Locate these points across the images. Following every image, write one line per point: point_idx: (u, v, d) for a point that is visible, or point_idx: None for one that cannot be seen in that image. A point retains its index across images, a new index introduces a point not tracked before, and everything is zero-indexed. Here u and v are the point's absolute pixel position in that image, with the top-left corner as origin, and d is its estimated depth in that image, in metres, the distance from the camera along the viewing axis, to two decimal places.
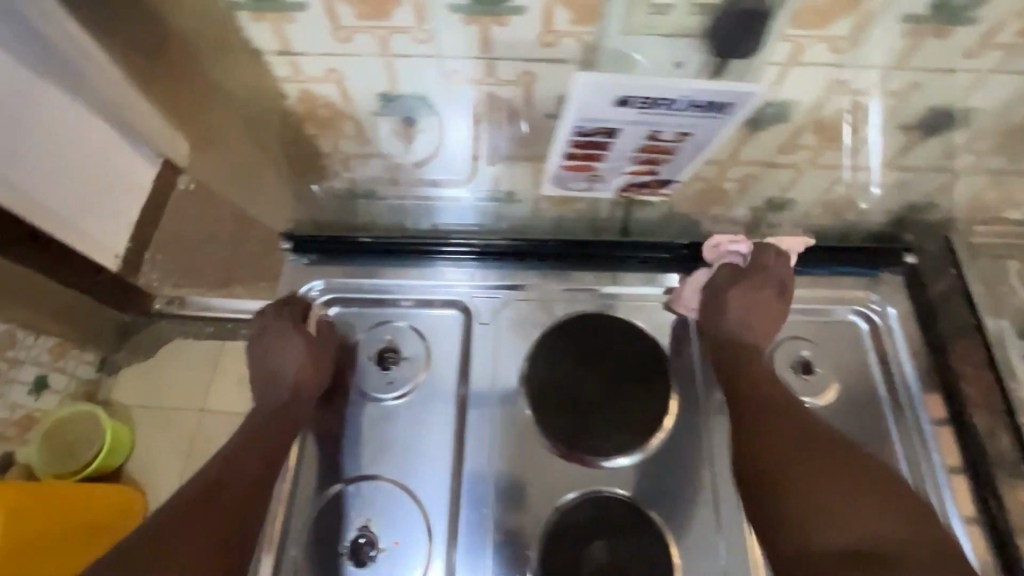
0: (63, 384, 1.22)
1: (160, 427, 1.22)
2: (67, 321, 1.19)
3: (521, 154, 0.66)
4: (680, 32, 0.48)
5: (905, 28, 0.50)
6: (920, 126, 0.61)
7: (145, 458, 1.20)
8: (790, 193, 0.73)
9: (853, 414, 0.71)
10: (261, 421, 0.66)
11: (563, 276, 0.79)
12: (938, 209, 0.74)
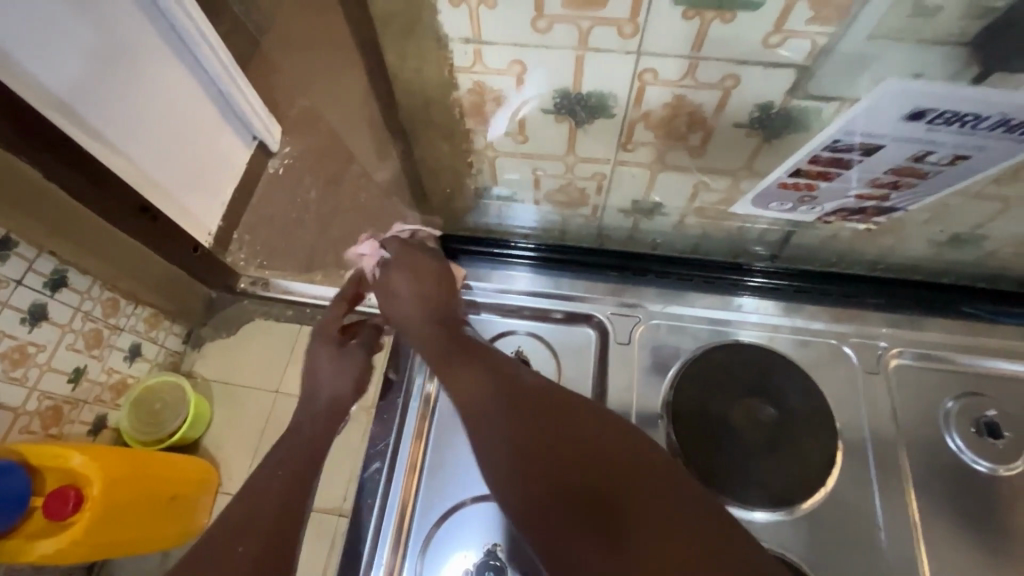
0: (154, 353, 1.23)
1: (236, 403, 1.23)
2: (160, 293, 1.21)
3: (686, 165, 0.61)
4: (936, 41, 0.42)
5: None
6: None
7: (221, 431, 1.21)
8: (984, 229, 0.64)
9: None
10: (295, 430, 0.67)
11: (696, 297, 0.73)
12: None
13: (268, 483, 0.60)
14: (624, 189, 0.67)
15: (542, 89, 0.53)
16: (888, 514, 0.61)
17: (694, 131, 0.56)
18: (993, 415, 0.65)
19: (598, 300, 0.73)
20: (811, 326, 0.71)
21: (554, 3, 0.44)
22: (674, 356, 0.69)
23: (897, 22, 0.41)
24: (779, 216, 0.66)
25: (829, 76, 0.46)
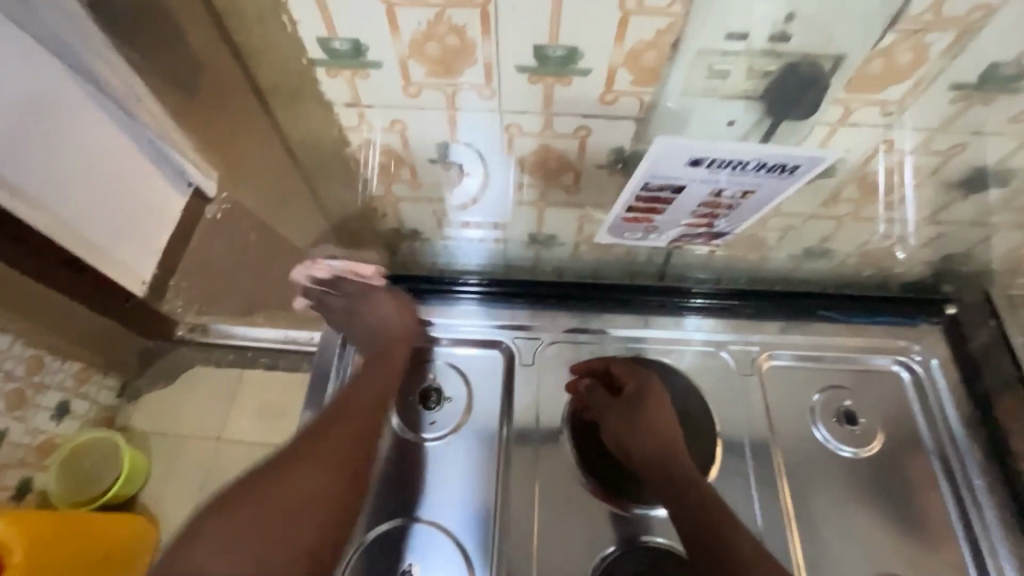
0: (83, 410, 1.20)
1: (173, 454, 1.21)
2: (89, 348, 1.19)
3: (568, 202, 0.68)
4: (729, 96, 0.50)
5: (950, 97, 0.51)
6: (962, 183, 0.62)
7: (159, 484, 1.19)
8: (828, 243, 0.74)
9: (902, 466, 0.71)
10: (358, 384, 0.65)
11: (603, 319, 0.80)
12: (971, 263, 0.75)
13: (323, 445, 0.56)
14: (500, 228, 0.74)
15: (418, 144, 0.60)
16: (762, 501, 0.68)
17: (566, 173, 0.63)
18: (850, 404, 0.74)
19: (514, 326, 0.79)
20: (692, 338, 0.78)
21: (418, 74, 0.51)
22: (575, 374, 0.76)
23: (694, 77, 0.49)
24: (658, 242, 0.74)
25: (661, 124, 0.54)
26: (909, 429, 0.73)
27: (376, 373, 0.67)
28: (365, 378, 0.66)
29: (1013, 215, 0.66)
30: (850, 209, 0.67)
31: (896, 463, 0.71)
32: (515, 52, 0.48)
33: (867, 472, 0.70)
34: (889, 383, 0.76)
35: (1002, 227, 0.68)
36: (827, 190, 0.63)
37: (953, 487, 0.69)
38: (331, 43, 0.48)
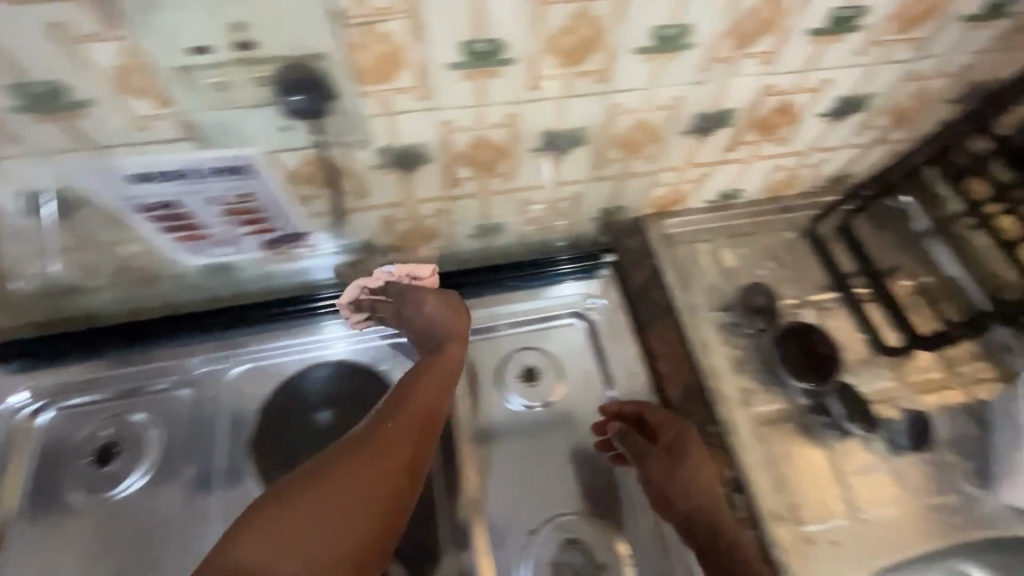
0: None
1: None
2: None
3: (358, 207, 0.82)
4: (458, 78, 0.64)
5: (639, 58, 0.67)
6: (696, 131, 0.81)
7: None
8: (616, 198, 0.93)
9: (607, 399, 0.95)
10: (411, 399, 0.80)
11: (506, 305, 1.01)
12: (743, 197, 1.01)
13: (352, 464, 0.71)
14: (242, 247, 0.85)
15: (133, 172, 0.68)
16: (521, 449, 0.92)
17: (345, 179, 0.76)
18: (536, 362, 0.98)
19: (324, 333, 0.98)
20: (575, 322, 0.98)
21: (144, 106, 0.61)
22: (498, 360, 0.98)
23: (413, 59, 0.60)
24: (468, 224, 0.90)
25: (410, 121, 0.68)
26: (696, 347, 0.90)
27: (422, 393, 0.80)
28: (414, 396, 0.80)
29: (750, 149, 0.88)
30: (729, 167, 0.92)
31: (690, 408, 0.88)
32: (224, 79, 0.58)
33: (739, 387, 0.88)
34: (569, 335, 1.01)
35: (751, 159, 0.90)
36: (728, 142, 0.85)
37: (750, 385, 0.88)
38: (33, 86, 0.57)
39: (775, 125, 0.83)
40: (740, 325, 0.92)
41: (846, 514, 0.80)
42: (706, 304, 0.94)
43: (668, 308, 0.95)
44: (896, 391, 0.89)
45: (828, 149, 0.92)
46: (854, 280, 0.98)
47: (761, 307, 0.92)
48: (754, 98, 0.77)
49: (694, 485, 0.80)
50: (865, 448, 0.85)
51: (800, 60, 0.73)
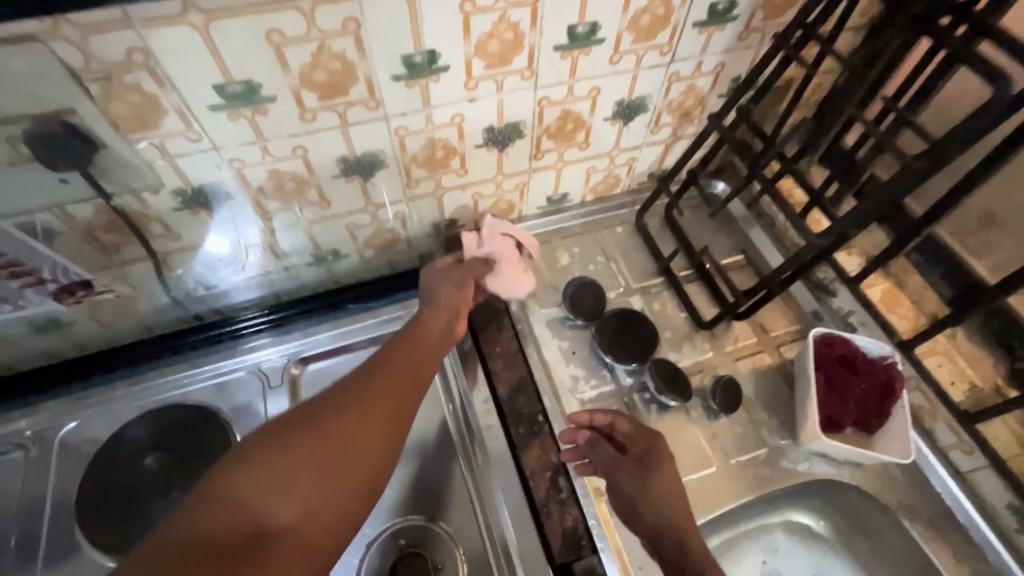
0: None
1: None
2: None
3: (179, 248, 0.71)
4: (230, 118, 0.58)
5: (402, 84, 0.61)
6: (617, 116, 0.78)
7: None
8: (558, 191, 0.89)
9: (437, 457, 0.73)
10: (394, 360, 0.58)
11: (303, 332, 0.82)
12: (573, 198, 0.92)
13: (339, 421, 0.49)
14: (31, 303, 0.69)
15: None
16: None
17: (147, 223, 0.66)
18: None
19: (242, 359, 0.80)
20: (530, 304, 0.84)
21: None
22: (269, 395, 0.77)
23: (186, 115, 0.56)
24: (304, 252, 0.80)
25: (196, 163, 0.61)
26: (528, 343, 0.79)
27: (409, 352, 0.60)
28: (399, 349, 0.60)
29: (556, 154, 0.81)
30: (673, 136, 0.86)
31: (514, 414, 0.73)
32: None
33: (696, 357, 0.79)
34: None
35: (560, 164, 0.83)
36: (661, 111, 0.80)
37: (711, 346, 0.80)
38: None
39: (688, 105, 0.80)
40: (571, 319, 0.82)
41: (724, 465, 0.71)
42: (540, 303, 0.84)
43: (503, 310, 0.82)
44: (715, 360, 0.79)
45: (630, 148, 0.85)
46: (674, 262, 0.88)
47: (590, 300, 0.81)
48: (664, 86, 0.76)
49: (874, 416, 0.70)
50: (693, 417, 0.74)
51: (605, 62, 0.69)
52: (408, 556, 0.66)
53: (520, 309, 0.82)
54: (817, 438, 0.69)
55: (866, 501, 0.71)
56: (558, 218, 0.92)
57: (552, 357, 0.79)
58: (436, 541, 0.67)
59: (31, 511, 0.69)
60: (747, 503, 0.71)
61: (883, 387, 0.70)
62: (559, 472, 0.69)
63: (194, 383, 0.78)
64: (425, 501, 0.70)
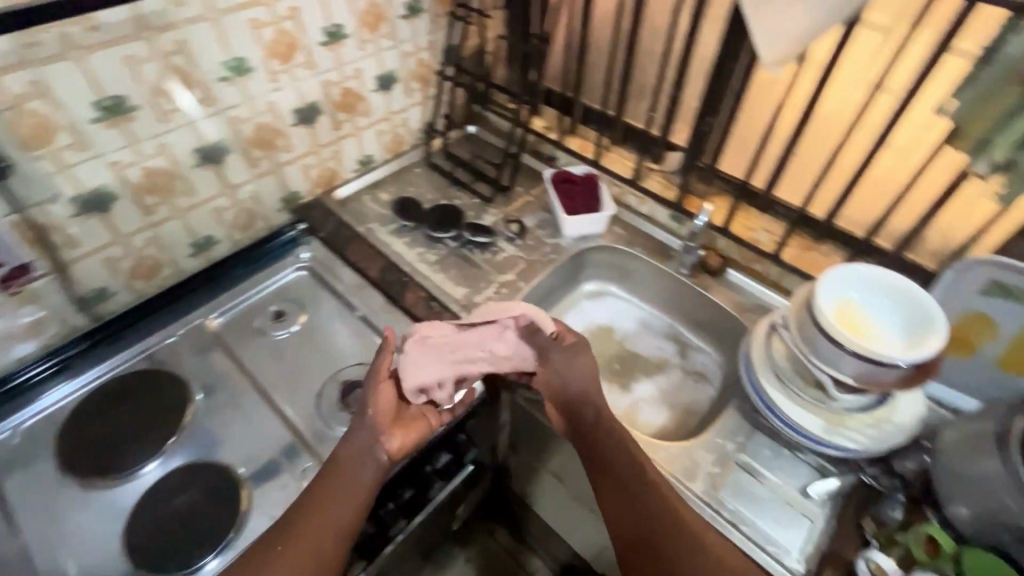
0: None
1: None
2: None
3: (79, 255, 0.89)
4: (107, 127, 0.82)
5: (227, 83, 0.92)
6: (380, 87, 1.17)
7: None
8: (363, 154, 1.24)
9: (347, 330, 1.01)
10: (330, 490, 0.74)
11: (107, 357, 0.96)
12: (376, 158, 1.28)
13: (316, 521, 0.72)
14: None
15: None
16: (301, 365, 0.97)
17: (51, 233, 0.84)
18: (283, 307, 1.05)
19: (44, 402, 0.91)
20: (374, 227, 1.16)
21: None
22: (197, 346, 0.98)
23: (74, 129, 0.79)
24: (184, 243, 1.02)
25: (86, 170, 0.83)
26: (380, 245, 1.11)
27: (337, 481, 0.74)
28: (341, 472, 0.75)
29: (350, 123, 1.17)
30: (425, 96, 1.28)
31: (388, 283, 1.04)
32: None
33: (493, 218, 1.20)
34: (287, 290, 1.08)
35: (356, 131, 1.19)
36: (408, 79, 1.21)
37: (498, 210, 1.22)
38: None
39: (423, 72, 1.23)
40: (404, 224, 1.16)
41: (529, 261, 1.11)
42: (380, 225, 1.17)
43: (355, 235, 1.13)
44: (504, 214, 1.20)
45: (400, 111, 1.25)
46: (458, 175, 1.30)
47: (412, 207, 1.18)
48: (401, 61, 1.17)
49: (593, 201, 1.17)
50: (502, 245, 1.14)
51: (355, 49, 1.07)
52: (353, 385, 0.93)
53: (368, 232, 1.15)
54: (566, 222, 1.13)
55: (612, 251, 1.17)
56: (371, 174, 1.28)
57: (401, 249, 1.12)
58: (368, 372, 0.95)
59: (13, 497, 0.82)
60: (550, 276, 1.11)
61: (589, 183, 1.17)
62: (430, 299, 1.01)
63: (23, 424, 0.90)
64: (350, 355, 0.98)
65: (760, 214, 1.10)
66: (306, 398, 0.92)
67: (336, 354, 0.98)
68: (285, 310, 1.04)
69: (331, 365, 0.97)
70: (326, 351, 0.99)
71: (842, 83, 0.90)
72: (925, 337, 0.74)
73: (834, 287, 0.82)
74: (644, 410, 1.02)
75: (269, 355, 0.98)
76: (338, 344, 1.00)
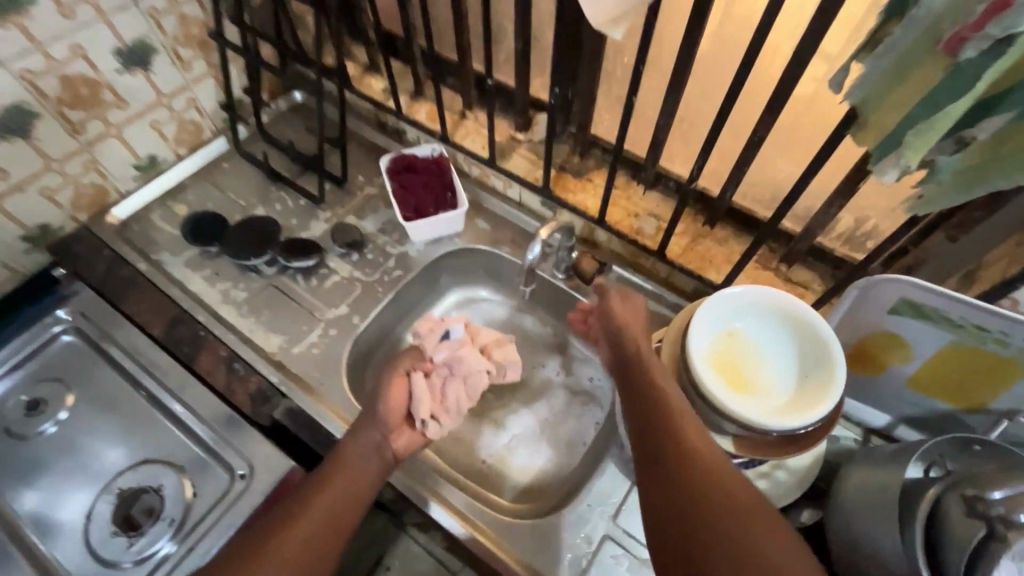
0: None
1: None
2: None
3: None
4: None
5: None
6: (129, 65, 0.85)
7: None
8: (141, 155, 0.94)
9: (128, 413, 0.78)
10: (309, 507, 0.61)
11: None
12: (166, 157, 0.98)
13: (278, 542, 0.58)
14: None
15: None
16: (68, 474, 0.74)
17: None
18: (44, 392, 0.79)
19: None
20: (163, 258, 0.89)
21: None
22: None
23: None
24: None
25: None
26: (171, 285, 0.86)
27: (331, 487, 0.63)
28: (309, 500, 0.62)
29: (98, 121, 0.86)
30: (211, 66, 0.96)
31: (175, 339, 0.81)
32: None
33: (323, 225, 0.95)
34: (47, 365, 0.81)
35: (114, 129, 0.88)
36: (175, 47, 0.89)
37: (331, 214, 0.96)
38: None
39: (195, 34, 0.90)
40: (204, 249, 0.90)
41: (368, 284, 0.88)
42: (173, 253, 0.90)
43: (136, 273, 0.87)
44: (336, 217, 0.95)
45: (179, 91, 0.94)
46: (278, 166, 1.02)
47: (212, 225, 0.92)
48: (151, 25, 0.84)
49: (441, 193, 0.92)
50: (334, 264, 0.90)
51: (57, 19, 0.74)
52: (139, 495, 0.72)
53: (152, 267, 0.88)
54: (407, 225, 0.89)
55: (474, 253, 0.94)
56: (162, 179, 0.98)
57: (201, 288, 0.87)
58: (156, 472, 0.74)
59: None
60: (395, 300, 0.89)
61: (436, 170, 0.92)
62: (233, 360, 0.79)
63: None
64: (133, 450, 0.75)
65: (647, 192, 0.88)
66: (74, 522, 0.71)
67: (116, 450, 0.75)
68: (45, 396, 0.79)
69: (109, 467, 0.74)
70: (101, 446, 0.76)
71: (726, 22, 0.67)
72: (819, 385, 0.58)
73: (718, 313, 0.63)
74: (517, 452, 0.85)
75: (26, 465, 0.74)
76: (117, 435, 0.76)
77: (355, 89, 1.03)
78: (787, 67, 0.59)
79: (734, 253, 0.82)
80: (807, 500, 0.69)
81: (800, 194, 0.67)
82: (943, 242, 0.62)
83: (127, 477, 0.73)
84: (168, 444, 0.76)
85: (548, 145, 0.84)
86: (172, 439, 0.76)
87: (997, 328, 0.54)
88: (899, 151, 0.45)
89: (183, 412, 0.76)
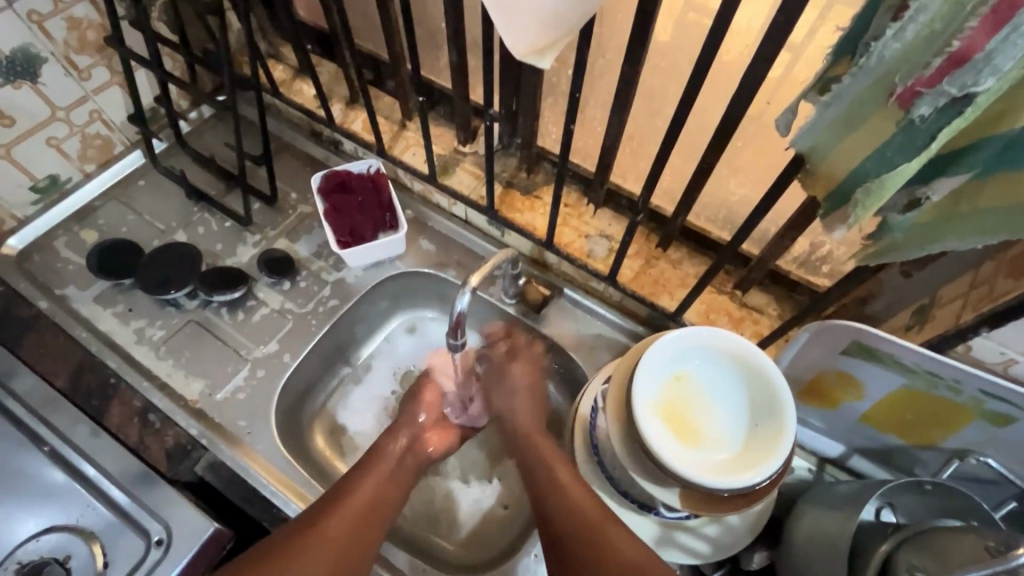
0: None
1: None
2: None
3: None
4: None
5: None
6: (13, 79, 0.73)
7: None
8: (40, 177, 0.83)
9: (25, 475, 0.70)
10: (360, 486, 0.62)
11: None
12: (71, 176, 0.87)
13: (337, 516, 0.59)
14: None
15: None
16: None
17: None
18: None
19: None
20: (69, 293, 0.81)
21: None
22: None
23: None
24: None
25: None
26: (76, 327, 0.78)
27: (378, 472, 0.64)
28: (355, 486, 0.62)
29: None
30: (115, 72, 0.83)
31: (87, 395, 0.75)
32: None
33: (251, 250, 0.87)
34: None
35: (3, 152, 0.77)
36: (67, 54, 0.77)
37: (260, 236, 0.88)
38: None
39: (91, 39, 0.78)
40: (116, 283, 0.82)
41: (300, 317, 0.82)
42: (80, 288, 0.82)
43: (40, 312, 0.80)
44: (265, 241, 0.87)
45: (78, 103, 0.82)
46: (200, 183, 0.92)
47: (122, 256, 0.83)
48: (32, 30, 0.72)
49: (379, 215, 0.84)
50: (263, 295, 0.83)
51: None
52: (43, 568, 0.66)
53: (55, 304, 0.80)
54: (340, 253, 0.82)
55: (418, 277, 0.87)
56: (67, 202, 0.87)
57: (112, 327, 0.79)
58: (64, 540, 0.67)
59: None
60: (331, 333, 0.82)
61: (372, 189, 0.84)
62: (147, 410, 0.74)
63: None
64: (37, 517, 0.68)
65: (599, 211, 0.82)
66: None
67: (15, 518, 0.68)
68: None
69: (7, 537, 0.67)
70: None
71: (678, 30, 0.62)
72: (768, 436, 0.55)
73: (666, 360, 0.59)
74: (457, 497, 0.80)
75: None
76: (15, 500, 0.69)
77: (283, 96, 0.93)
78: (735, 92, 0.53)
79: (688, 277, 0.78)
80: (761, 542, 0.67)
81: (754, 224, 0.62)
82: (896, 277, 0.57)
83: (29, 548, 0.67)
84: (75, 509, 0.68)
85: (490, 165, 0.77)
86: (81, 503, 0.69)
87: (948, 376, 0.53)
88: (850, 207, 0.41)
89: (93, 472, 0.69)
